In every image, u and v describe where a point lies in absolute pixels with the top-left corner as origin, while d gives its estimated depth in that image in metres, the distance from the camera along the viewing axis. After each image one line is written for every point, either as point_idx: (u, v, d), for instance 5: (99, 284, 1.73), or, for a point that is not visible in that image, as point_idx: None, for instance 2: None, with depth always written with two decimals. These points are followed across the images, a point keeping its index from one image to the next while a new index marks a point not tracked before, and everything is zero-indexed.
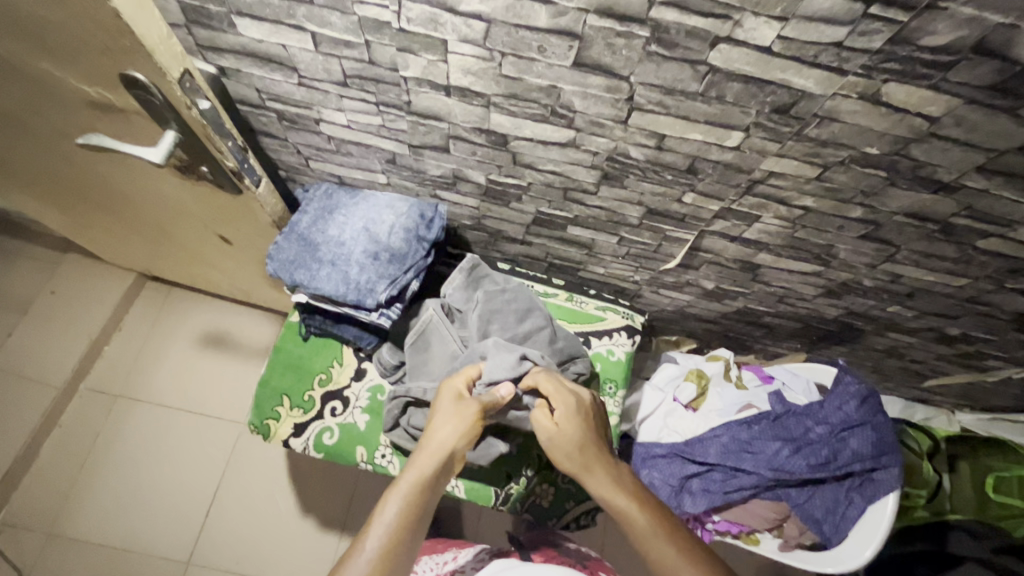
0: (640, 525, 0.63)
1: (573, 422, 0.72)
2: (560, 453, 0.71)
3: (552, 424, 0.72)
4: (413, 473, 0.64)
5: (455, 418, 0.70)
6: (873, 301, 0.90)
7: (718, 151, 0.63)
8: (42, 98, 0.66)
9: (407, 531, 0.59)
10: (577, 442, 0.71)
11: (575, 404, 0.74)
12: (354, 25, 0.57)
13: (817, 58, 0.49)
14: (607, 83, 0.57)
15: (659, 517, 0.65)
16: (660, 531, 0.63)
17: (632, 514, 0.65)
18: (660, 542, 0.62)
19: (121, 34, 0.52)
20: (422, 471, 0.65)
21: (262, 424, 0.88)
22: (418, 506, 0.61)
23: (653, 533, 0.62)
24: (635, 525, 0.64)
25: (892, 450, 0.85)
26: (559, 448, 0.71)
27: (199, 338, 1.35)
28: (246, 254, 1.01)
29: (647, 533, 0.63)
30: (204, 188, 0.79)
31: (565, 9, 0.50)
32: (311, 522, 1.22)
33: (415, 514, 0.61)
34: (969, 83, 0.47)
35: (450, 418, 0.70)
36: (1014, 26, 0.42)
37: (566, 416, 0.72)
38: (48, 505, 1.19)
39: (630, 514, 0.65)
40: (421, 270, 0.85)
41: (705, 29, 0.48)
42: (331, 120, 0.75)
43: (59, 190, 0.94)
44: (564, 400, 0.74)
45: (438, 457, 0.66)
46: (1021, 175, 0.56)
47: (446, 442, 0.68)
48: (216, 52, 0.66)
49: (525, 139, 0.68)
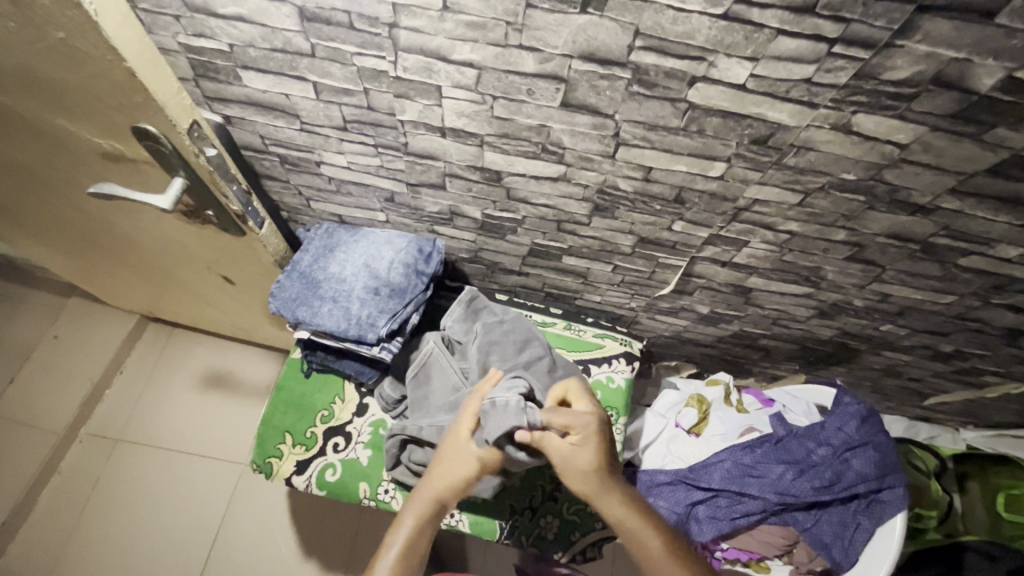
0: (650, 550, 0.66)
1: (592, 444, 0.67)
2: (574, 476, 0.67)
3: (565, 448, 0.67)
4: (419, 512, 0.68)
5: (456, 463, 0.70)
6: (866, 321, 0.91)
7: (703, 181, 0.66)
8: (56, 150, 0.69)
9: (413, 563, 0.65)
10: (592, 469, 0.66)
11: (597, 422, 0.69)
12: (353, 74, 0.61)
13: (789, 93, 0.52)
14: (594, 121, 0.60)
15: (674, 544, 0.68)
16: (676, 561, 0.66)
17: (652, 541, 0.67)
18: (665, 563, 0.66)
19: (135, 91, 0.55)
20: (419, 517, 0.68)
21: (264, 463, 0.88)
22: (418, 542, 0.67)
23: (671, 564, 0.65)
24: (651, 554, 0.66)
25: (895, 470, 0.85)
26: (574, 478, 0.67)
27: (201, 379, 1.35)
28: (248, 293, 1.03)
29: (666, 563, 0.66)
30: (209, 230, 0.81)
31: (551, 55, 0.53)
32: (313, 564, 1.19)
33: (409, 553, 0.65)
34: (933, 112, 0.50)
35: (455, 461, 0.70)
36: (967, 60, 0.45)
37: (580, 443, 0.67)
38: (44, 556, 1.17)
39: (646, 538, 0.67)
40: (421, 304, 0.86)
41: (683, 70, 0.52)
42: (332, 163, 0.78)
43: (65, 236, 0.96)
44: (583, 422, 0.68)
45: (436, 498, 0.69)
46: (993, 197, 0.59)
47: (448, 485, 0.69)
48: (223, 103, 0.70)
49: (518, 175, 0.71)
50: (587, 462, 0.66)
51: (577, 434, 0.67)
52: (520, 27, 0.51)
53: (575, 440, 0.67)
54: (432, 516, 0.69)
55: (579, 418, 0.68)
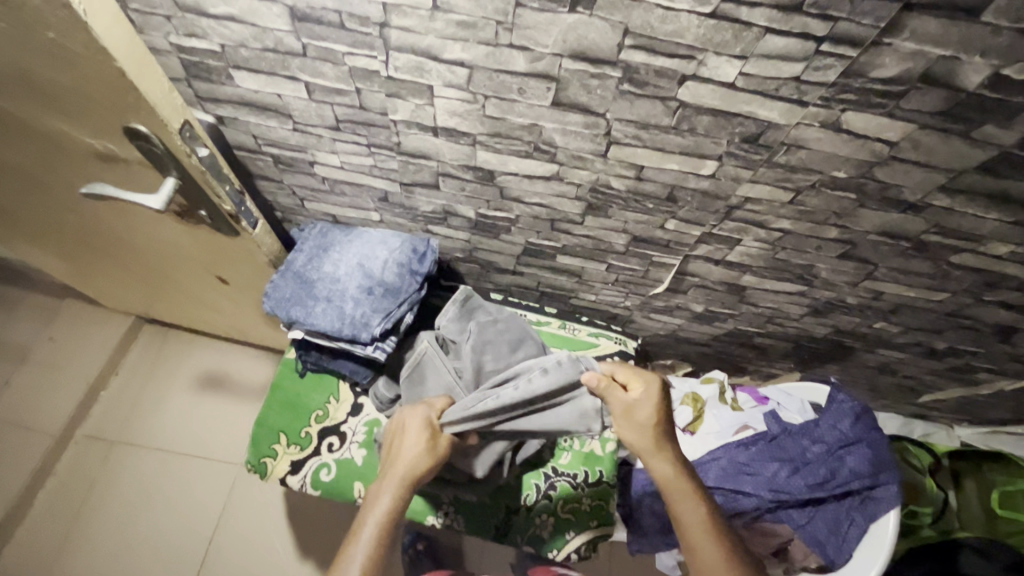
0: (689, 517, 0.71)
1: (653, 401, 0.75)
2: (631, 427, 0.74)
3: (628, 402, 0.74)
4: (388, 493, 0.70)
5: (414, 442, 0.73)
6: (859, 318, 0.92)
7: (695, 179, 0.66)
8: (48, 151, 0.69)
9: (389, 538, 0.69)
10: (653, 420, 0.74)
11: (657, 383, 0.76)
12: (345, 74, 0.61)
13: (778, 92, 0.52)
14: (585, 120, 0.60)
15: (707, 513, 0.71)
16: (706, 529, 0.70)
17: (688, 504, 0.71)
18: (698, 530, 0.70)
19: (125, 91, 0.55)
20: (393, 496, 0.70)
21: (259, 463, 0.88)
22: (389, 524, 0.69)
23: (702, 531, 0.70)
24: (685, 518, 0.71)
25: (889, 467, 0.85)
26: (631, 429, 0.74)
27: (196, 380, 1.35)
28: (243, 293, 1.03)
29: (695, 530, 0.70)
30: (203, 230, 0.81)
31: (542, 54, 0.53)
32: (310, 565, 1.19)
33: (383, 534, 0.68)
34: (921, 110, 0.51)
35: (420, 441, 0.73)
36: (954, 58, 0.45)
37: (643, 398, 0.75)
38: (39, 558, 1.16)
39: (684, 503, 0.71)
40: (415, 303, 0.86)
41: (673, 69, 0.52)
42: (325, 162, 0.78)
43: (59, 237, 0.96)
44: (647, 380, 0.76)
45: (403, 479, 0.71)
46: (983, 194, 0.59)
47: (410, 465, 0.72)
48: (215, 102, 0.70)
49: (511, 174, 0.71)
50: (645, 416, 0.74)
51: (639, 390, 0.75)
52: (510, 26, 0.51)
53: (637, 392, 0.75)
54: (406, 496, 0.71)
55: (644, 378, 0.76)
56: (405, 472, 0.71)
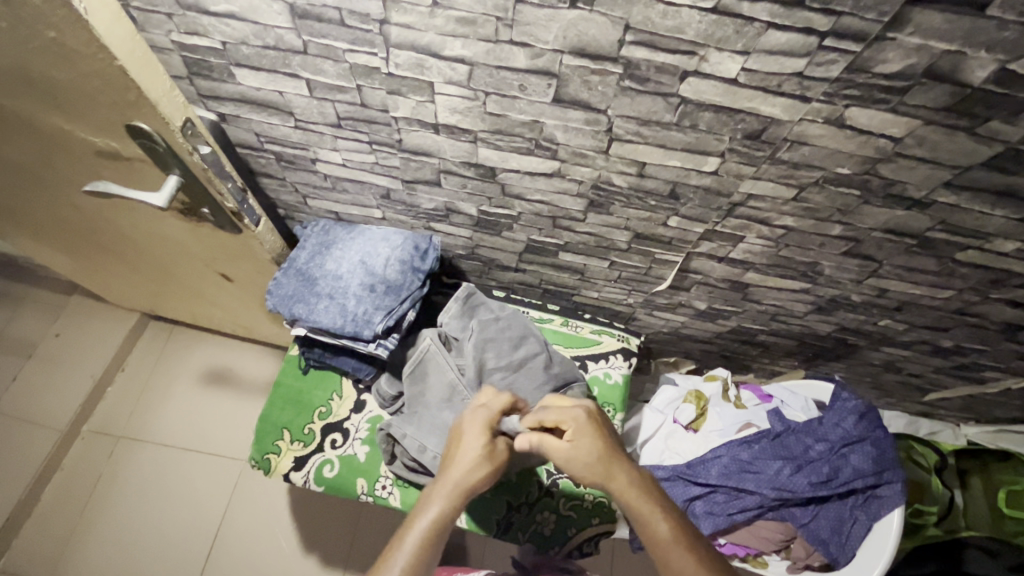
0: (666, 540, 0.61)
1: (589, 432, 0.67)
2: (579, 468, 0.66)
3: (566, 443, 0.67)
4: (439, 498, 0.63)
5: (471, 447, 0.67)
6: (864, 316, 0.91)
7: (697, 176, 0.65)
8: (53, 149, 0.70)
9: (433, 552, 0.60)
10: (598, 451, 0.66)
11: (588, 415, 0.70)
12: (346, 71, 0.61)
13: (780, 88, 0.52)
14: (586, 116, 0.60)
15: (680, 527, 0.62)
16: (681, 545, 0.61)
17: (657, 521, 0.62)
18: (682, 554, 0.60)
19: (126, 89, 0.55)
20: (445, 503, 0.62)
21: (263, 459, 0.89)
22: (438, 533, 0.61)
23: (677, 547, 0.60)
24: (658, 538, 0.61)
25: (892, 466, 0.85)
26: (581, 470, 0.66)
27: (202, 376, 1.36)
28: (247, 291, 1.03)
29: (670, 547, 0.60)
30: (206, 228, 0.81)
31: (542, 51, 0.53)
32: (313, 560, 1.20)
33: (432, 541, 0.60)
34: (925, 106, 0.50)
35: (477, 447, 0.67)
36: (959, 52, 0.45)
37: (578, 432, 0.67)
38: (47, 552, 1.18)
39: (651, 522, 0.62)
40: (417, 300, 0.86)
41: (674, 65, 0.52)
42: (326, 160, 0.78)
43: (65, 234, 0.97)
44: (573, 415, 0.70)
45: (454, 486, 0.64)
46: (990, 190, 0.58)
47: (465, 471, 0.65)
48: (217, 100, 0.70)
49: (512, 171, 0.71)
50: (588, 450, 0.66)
51: (569, 428, 0.68)
52: (510, 22, 0.51)
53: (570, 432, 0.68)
54: (461, 506, 0.63)
55: (570, 413, 0.69)
56: (460, 478, 0.64)
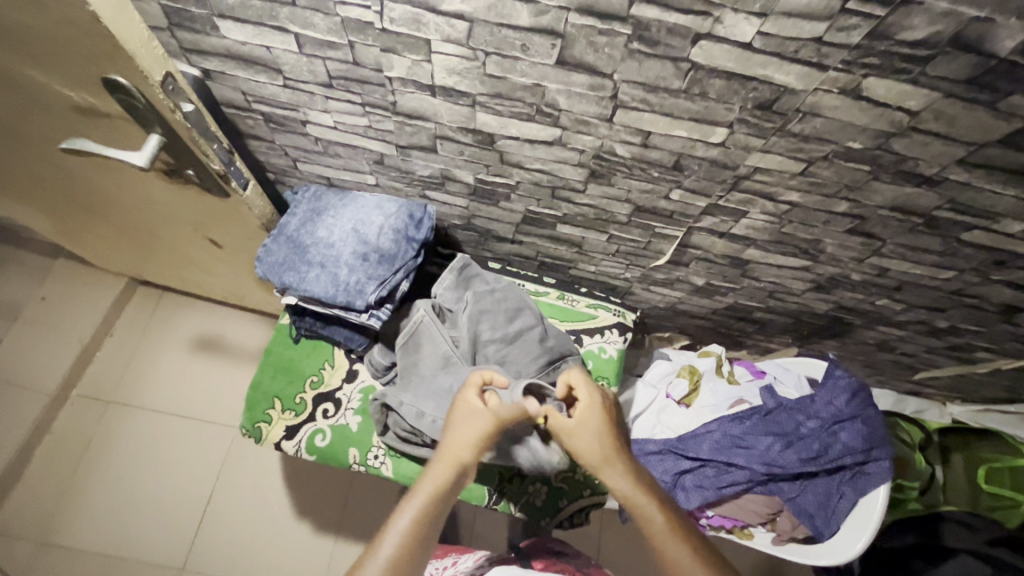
0: (660, 526, 0.60)
1: (601, 418, 0.68)
2: (584, 446, 0.67)
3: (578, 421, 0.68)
4: (425, 489, 0.60)
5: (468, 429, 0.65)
6: (862, 295, 0.90)
7: (704, 147, 0.63)
8: (27, 104, 0.66)
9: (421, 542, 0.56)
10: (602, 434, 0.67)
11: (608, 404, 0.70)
12: (337, 26, 0.57)
13: (797, 54, 0.49)
14: (591, 81, 0.57)
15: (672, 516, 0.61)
16: (676, 535, 0.59)
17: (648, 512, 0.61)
18: (677, 540, 0.59)
19: (101, 38, 0.52)
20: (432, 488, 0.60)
21: (254, 428, 0.88)
22: (428, 517, 0.58)
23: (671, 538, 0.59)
24: (651, 528, 0.60)
25: (881, 443, 0.86)
26: (585, 447, 0.67)
27: (192, 343, 1.34)
28: (236, 257, 1.01)
29: (664, 538, 0.59)
30: (192, 191, 0.78)
31: (547, 8, 0.50)
32: (305, 526, 1.22)
33: (419, 526, 0.57)
34: (947, 77, 0.48)
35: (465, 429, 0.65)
36: (988, 20, 0.43)
37: (592, 412, 0.68)
38: (38, 514, 1.18)
39: (642, 512, 0.61)
40: (411, 271, 0.84)
41: (686, 26, 0.49)
42: (318, 122, 0.75)
43: (44, 194, 0.93)
44: (595, 398, 0.70)
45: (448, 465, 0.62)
46: (1003, 168, 0.56)
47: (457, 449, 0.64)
48: (201, 55, 0.66)
49: (512, 138, 0.68)
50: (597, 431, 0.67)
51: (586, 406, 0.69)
52: None
53: (585, 413, 0.69)
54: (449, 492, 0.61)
55: (591, 394, 0.70)
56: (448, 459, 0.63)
